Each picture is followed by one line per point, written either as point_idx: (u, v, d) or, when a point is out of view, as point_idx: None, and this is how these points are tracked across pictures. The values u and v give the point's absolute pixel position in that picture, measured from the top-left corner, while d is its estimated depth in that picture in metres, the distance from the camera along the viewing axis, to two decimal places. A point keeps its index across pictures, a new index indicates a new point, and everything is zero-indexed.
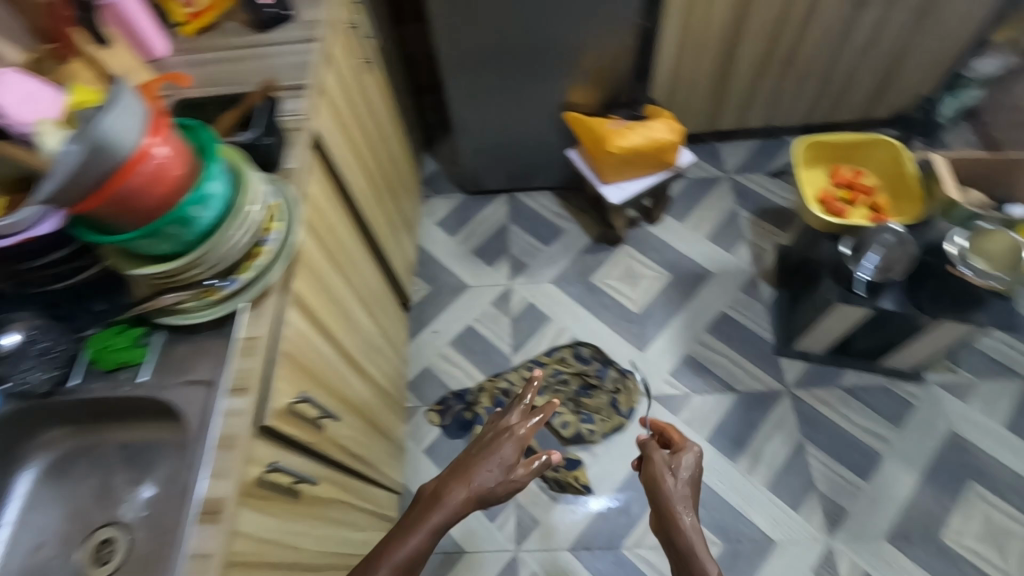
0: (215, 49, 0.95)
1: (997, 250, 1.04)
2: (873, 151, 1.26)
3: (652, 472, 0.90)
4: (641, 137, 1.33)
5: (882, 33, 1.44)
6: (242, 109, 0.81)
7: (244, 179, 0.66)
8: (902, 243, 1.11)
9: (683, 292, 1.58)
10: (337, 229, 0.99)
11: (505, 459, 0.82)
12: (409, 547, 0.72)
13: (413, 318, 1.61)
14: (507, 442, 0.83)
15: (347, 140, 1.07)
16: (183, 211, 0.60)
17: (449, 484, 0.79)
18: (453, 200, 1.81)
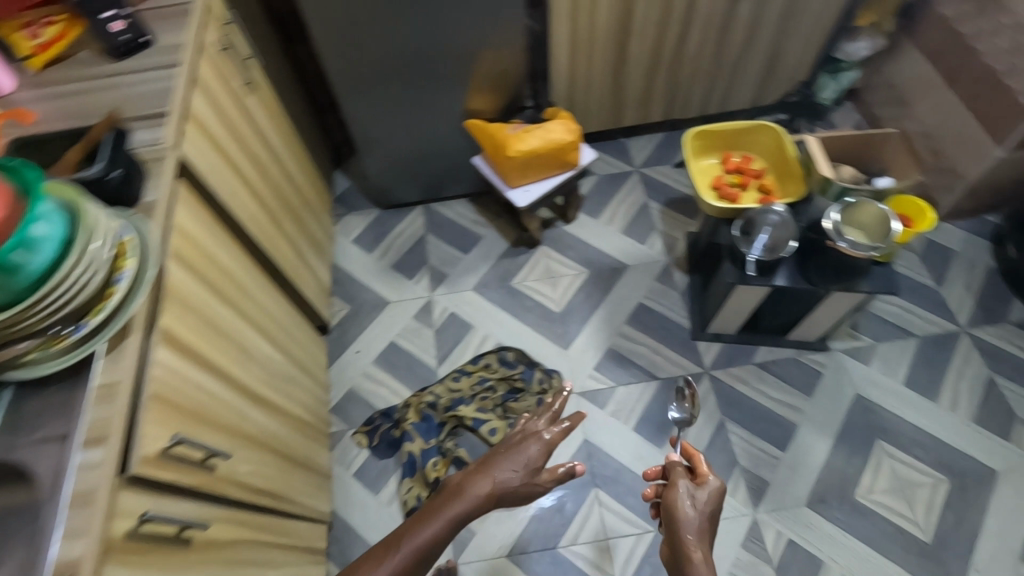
0: (67, 81, 0.90)
1: (869, 221, 1.10)
2: (756, 136, 1.33)
3: (671, 499, 0.92)
4: (539, 140, 1.35)
5: (760, 24, 1.52)
6: (91, 143, 0.77)
7: (81, 213, 0.63)
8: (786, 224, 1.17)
9: (601, 286, 1.61)
10: (222, 259, 0.95)
11: (529, 459, 0.98)
12: (432, 530, 0.86)
13: (334, 340, 1.57)
14: (531, 446, 0.99)
15: (229, 165, 1.03)
16: (6, 257, 0.55)
17: (475, 477, 0.94)
18: (368, 216, 1.78)
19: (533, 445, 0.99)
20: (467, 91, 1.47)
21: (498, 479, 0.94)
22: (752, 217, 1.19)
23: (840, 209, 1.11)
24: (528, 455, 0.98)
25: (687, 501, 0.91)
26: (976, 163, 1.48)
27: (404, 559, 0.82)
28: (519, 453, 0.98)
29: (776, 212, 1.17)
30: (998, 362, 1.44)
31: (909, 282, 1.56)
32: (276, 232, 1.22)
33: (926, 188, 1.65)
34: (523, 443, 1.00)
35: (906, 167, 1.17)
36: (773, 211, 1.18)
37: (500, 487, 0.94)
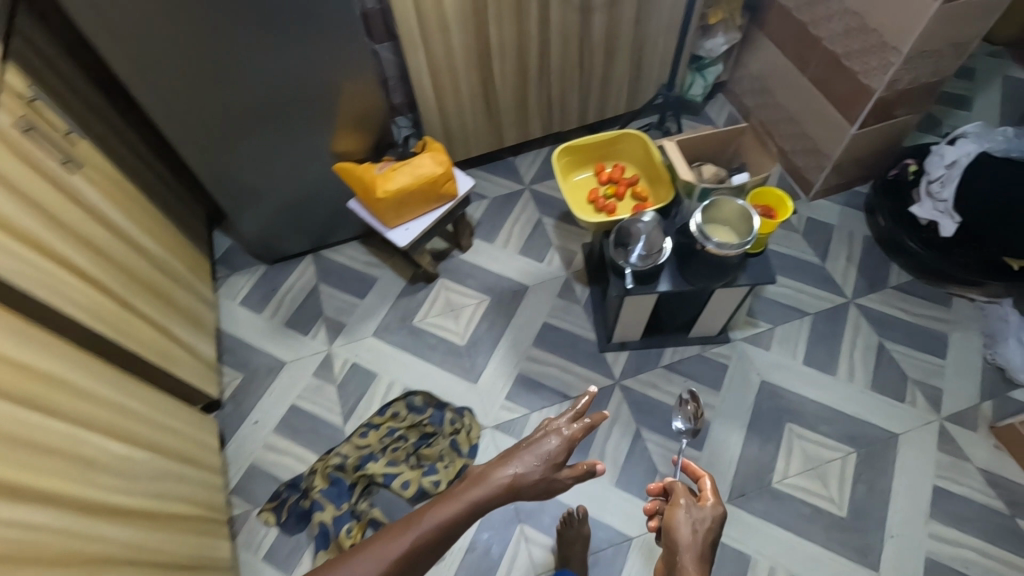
0: None
1: (733, 216, 1.12)
2: (624, 145, 1.34)
3: (669, 516, 0.81)
4: (406, 176, 1.30)
5: (616, 32, 1.54)
6: None
7: None
8: (658, 231, 1.17)
9: (505, 311, 1.58)
10: (46, 366, 0.85)
11: (551, 451, 0.88)
12: (446, 514, 0.79)
13: (229, 414, 1.46)
14: (553, 437, 0.89)
15: (49, 257, 0.93)
16: None
17: (496, 467, 0.86)
18: (254, 273, 1.68)
19: (555, 434, 0.89)
20: (331, 134, 1.42)
21: (516, 471, 0.85)
22: (625, 228, 1.19)
23: (701, 211, 1.11)
24: (550, 446, 0.88)
25: (686, 517, 0.80)
26: (836, 141, 1.54)
27: (420, 538, 0.76)
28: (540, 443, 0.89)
29: (646, 221, 1.17)
30: (885, 327, 1.50)
31: (796, 261, 1.61)
32: (129, 317, 1.12)
33: (799, 169, 1.71)
34: (545, 432, 0.90)
35: (762, 156, 1.20)
36: (643, 221, 1.18)
37: (519, 481, 0.85)
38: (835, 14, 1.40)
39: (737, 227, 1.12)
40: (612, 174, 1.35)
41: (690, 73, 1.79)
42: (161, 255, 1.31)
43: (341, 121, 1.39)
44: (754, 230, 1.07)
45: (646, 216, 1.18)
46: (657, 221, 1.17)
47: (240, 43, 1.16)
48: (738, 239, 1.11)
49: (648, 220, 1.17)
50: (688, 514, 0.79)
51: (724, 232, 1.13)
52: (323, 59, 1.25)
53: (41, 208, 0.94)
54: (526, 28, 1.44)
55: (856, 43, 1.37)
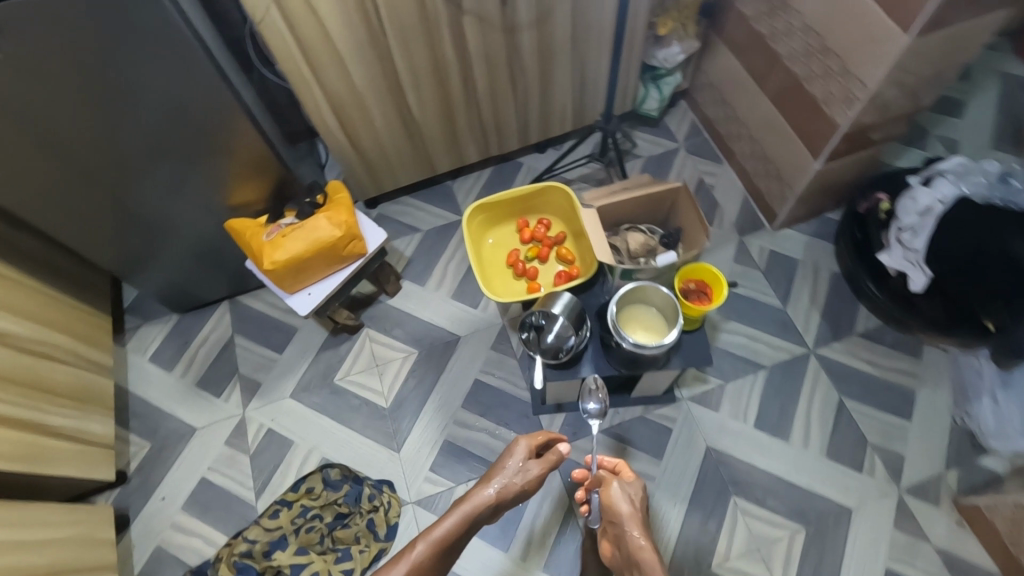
0: None
1: (662, 301, 0.99)
2: (551, 198, 1.17)
3: (607, 498, 1.02)
4: (301, 242, 1.15)
5: (551, 51, 1.34)
6: None
7: None
8: (572, 321, 1.02)
9: (433, 366, 1.45)
10: None
11: (521, 467, 1.02)
12: (445, 526, 0.91)
13: (135, 489, 1.36)
14: (520, 455, 1.04)
15: None
16: None
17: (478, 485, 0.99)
18: (165, 323, 1.54)
19: (520, 448, 1.04)
20: (221, 189, 1.24)
21: (499, 486, 0.98)
22: (537, 314, 1.04)
23: (623, 296, 0.99)
24: (517, 460, 1.03)
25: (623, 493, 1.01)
26: (800, 174, 1.36)
27: (425, 551, 0.87)
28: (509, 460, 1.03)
29: (561, 312, 1.02)
30: (847, 382, 1.36)
31: (755, 305, 1.45)
32: None
33: (763, 196, 1.52)
34: (512, 450, 1.05)
35: (693, 220, 1.04)
36: (558, 308, 1.02)
37: (504, 493, 0.98)
38: (797, 32, 1.20)
39: (666, 312, 1.00)
40: (535, 230, 1.19)
41: (644, 85, 1.58)
42: (37, 336, 1.17)
43: (230, 174, 1.22)
44: (680, 323, 0.95)
45: (563, 302, 1.02)
46: (574, 309, 1.02)
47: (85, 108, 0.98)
48: (664, 329, 1.00)
49: (563, 308, 1.02)
50: (623, 489, 1.01)
51: (647, 317, 1.01)
52: (194, 118, 1.08)
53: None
54: (440, 54, 1.24)
55: (819, 67, 1.17)
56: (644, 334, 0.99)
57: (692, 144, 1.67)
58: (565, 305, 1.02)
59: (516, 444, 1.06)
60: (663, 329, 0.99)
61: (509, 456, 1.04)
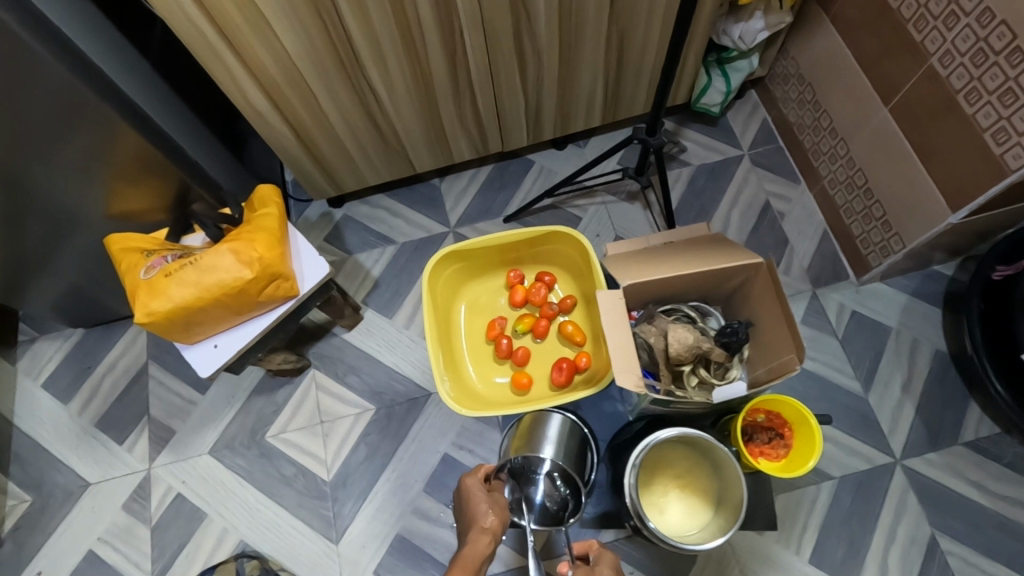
0: None
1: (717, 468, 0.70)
2: (556, 245, 0.81)
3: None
4: (190, 288, 0.81)
5: (579, 17, 0.93)
6: None
7: None
8: (572, 460, 0.77)
9: (392, 431, 1.11)
10: None
11: (492, 502, 0.69)
12: None
13: (7, 558, 1.08)
14: (484, 492, 0.71)
15: None
16: None
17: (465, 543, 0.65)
18: (66, 340, 1.23)
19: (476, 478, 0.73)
20: (98, 190, 0.90)
21: (489, 520, 0.67)
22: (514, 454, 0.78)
23: (658, 450, 0.73)
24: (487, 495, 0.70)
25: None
26: (917, 223, 0.95)
27: None
28: (475, 504, 0.69)
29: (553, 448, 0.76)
30: (946, 511, 1.00)
31: (826, 389, 1.08)
32: None
33: (852, 239, 1.12)
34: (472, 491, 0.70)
35: (773, 317, 0.67)
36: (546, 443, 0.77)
37: (499, 535, 0.66)
38: (964, 17, 0.78)
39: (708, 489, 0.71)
40: (533, 289, 0.83)
41: (705, 71, 1.17)
42: None
43: (106, 169, 0.87)
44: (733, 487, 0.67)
45: (551, 436, 0.78)
46: (568, 446, 0.77)
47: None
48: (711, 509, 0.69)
49: (555, 443, 0.77)
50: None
51: (706, 486, 0.73)
52: (22, 89, 0.72)
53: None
54: (412, 17, 0.85)
55: (990, 78, 0.76)
56: (682, 504, 0.72)
57: (760, 153, 1.25)
58: (557, 439, 0.77)
59: (465, 481, 0.73)
60: (724, 523, 0.68)
61: (472, 496, 0.71)
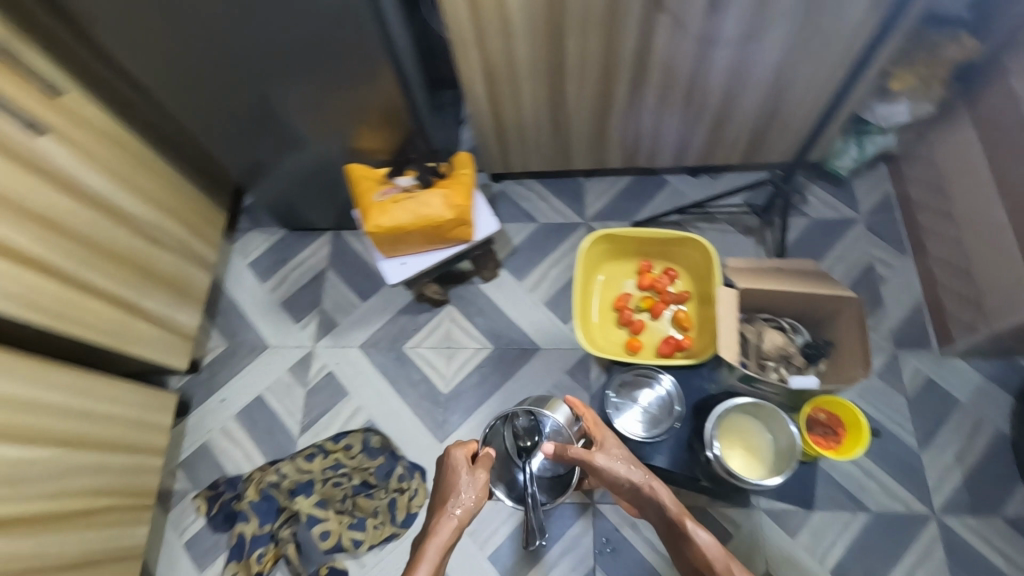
0: None
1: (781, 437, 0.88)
2: (686, 249, 1.02)
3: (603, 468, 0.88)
4: (407, 214, 1.08)
5: (746, 74, 1.14)
6: None
7: None
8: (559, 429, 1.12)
9: (503, 369, 1.37)
10: None
11: (472, 479, 0.96)
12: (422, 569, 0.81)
13: (201, 382, 1.43)
14: (467, 470, 0.98)
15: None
16: None
17: (438, 516, 0.91)
18: (273, 235, 1.58)
19: (460, 457, 1.00)
20: (353, 127, 1.21)
21: (459, 510, 0.91)
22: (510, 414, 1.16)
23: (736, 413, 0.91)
24: (467, 476, 0.96)
25: (614, 457, 0.87)
26: (1005, 310, 1.08)
27: None
28: (456, 482, 0.96)
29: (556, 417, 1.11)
30: (968, 568, 1.11)
31: (883, 435, 1.21)
32: (81, 299, 1.06)
33: (944, 313, 1.25)
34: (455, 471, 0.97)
35: (849, 330, 0.86)
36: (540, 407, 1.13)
37: (467, 516, 0.91)
38: None
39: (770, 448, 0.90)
40: (658, 279, 1.05)
41: (843, 138, 1.33)
42: (153, 219, 1.23)
43: (364, 113, 1.18)
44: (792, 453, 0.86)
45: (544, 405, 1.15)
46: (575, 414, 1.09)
47: (244, 5, 0.96)
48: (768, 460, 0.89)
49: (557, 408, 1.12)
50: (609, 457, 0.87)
51: (766, 449, 0.90)
52: (342, 47, 1.04)
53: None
54: (617, 48, 1.09)
55: None
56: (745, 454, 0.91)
57: (876, 221, 1.39)
58: (624, 391, 0.97)
59: (455, 457, 1.00)
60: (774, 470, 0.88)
61: (455, 475, 0.97)
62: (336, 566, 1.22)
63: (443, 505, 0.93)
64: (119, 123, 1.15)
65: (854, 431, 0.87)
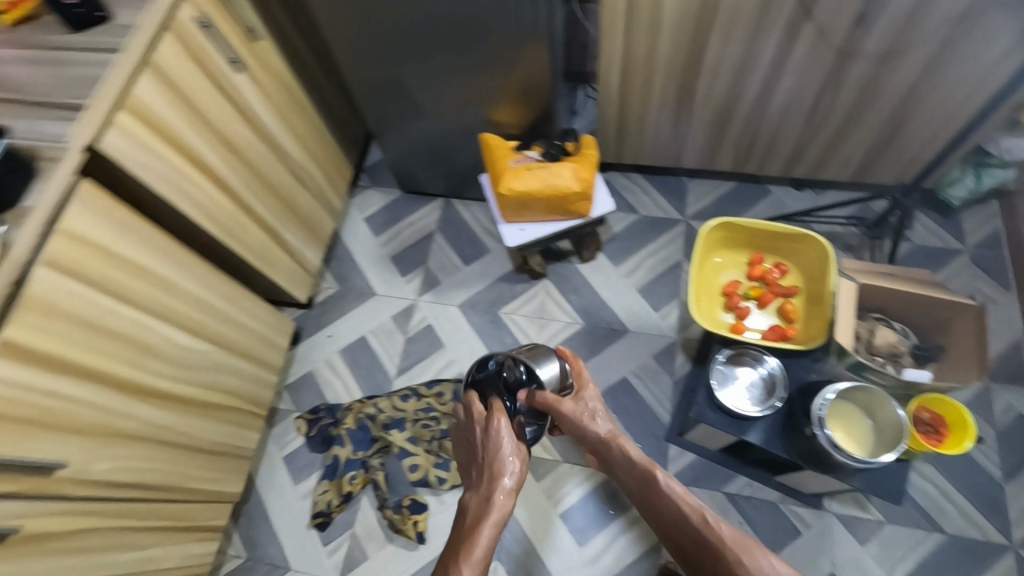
0: (46, 48, 0.90)
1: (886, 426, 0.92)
2: (802, 247, 1.07)
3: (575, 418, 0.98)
4: (537, 181, 1.18)
5: (878, 91, 1.18)
6: None
7: None
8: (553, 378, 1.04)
9: (591, 345, 1.44)
10: (151, 262, 0.97)
11: (514, 447, 0.90)
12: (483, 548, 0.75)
13: (312, 317, 1.57)
14: (508, 435, 0.91)
15: (192, 164, 1.04)
16: None
17: (485, 491, 0.85)
18: (389, 194, 1.71)
19: (501, 423, 0.92)
20: (492, 100, 1.32)
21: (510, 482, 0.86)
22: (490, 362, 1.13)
23: (846, 397, 0.96)
24: (509, 443, 0.90)
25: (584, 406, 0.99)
26: None
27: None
28: (501, 455, 0.89)
29: (544, 374, 1.03)
30: None
31: (967, 462, 1.22)
32: (243, 219, 1.20)
33: None
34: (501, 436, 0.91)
35: (965, 321, 0.90)
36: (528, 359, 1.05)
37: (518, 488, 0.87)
38: None
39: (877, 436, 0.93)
40: (768, 272, 1.11)
41: (961, 167, 1.35)
42: (301, 161, 1.37)
43: (505, 88, 1.28)
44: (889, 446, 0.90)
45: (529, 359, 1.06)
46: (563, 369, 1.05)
47: None
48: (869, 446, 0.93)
49: (546, 365, 1.04)
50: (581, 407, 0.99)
51: (865, 438, 0.95)
52: (502, 23, 1.14)
53: (171, 88, 0.96)
54: (756, 51, 1.15)
55: None
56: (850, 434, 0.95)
57: (983, 254, 1.39)
58: (728, 364, 1.03)
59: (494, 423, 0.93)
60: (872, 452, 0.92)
61: (498, 441, 0.90)
62: (418, 499, 1.32)
63: (492, 476, 0.87)
64: (289, 70, 1.28)
65: (958, 431, 0.90)
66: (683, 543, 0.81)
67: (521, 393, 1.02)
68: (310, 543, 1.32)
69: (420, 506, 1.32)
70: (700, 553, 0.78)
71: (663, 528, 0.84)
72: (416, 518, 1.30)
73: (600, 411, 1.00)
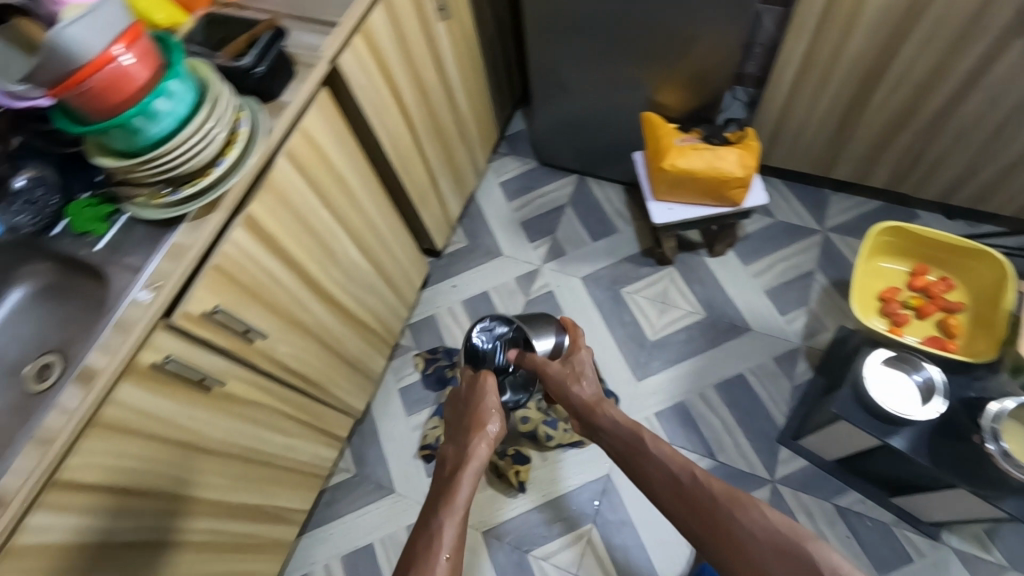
0: None
1: None
2: (972, 264, 1.15)
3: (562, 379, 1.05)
4: (702, 161, 1.20)
5: None
6: (247, 39, 0.84)
7: (208, 90, 0.75)
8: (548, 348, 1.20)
9: (711, 337, 1.45)
10: (349, 176, 1.06)
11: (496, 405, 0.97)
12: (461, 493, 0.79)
13: (440, 266, 1.65)
14: (494, 396, 0.99)
15: (394, 97, 1.13)
16: (146, 106, 0.68)
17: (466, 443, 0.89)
18: (526, 163, 1.78)
19: (487, 383, 1.01)
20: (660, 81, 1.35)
21: (490, 433, 0.91)
22: (474, 332, 1.24)
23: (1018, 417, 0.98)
24: (492, 399, 0.97)
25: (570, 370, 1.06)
26: None
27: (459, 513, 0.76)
28: (485, 409, 0.96)
29: (541, 346, 1.18)
30: None
31: None
32: (416, 159, 1.29)
33: None
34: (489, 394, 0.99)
35: None
36: (531, 329, 1.21)
37: (495, 440, 0.92)
38: None
39: None
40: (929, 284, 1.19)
41: None
42: (465, 115, 1.45)
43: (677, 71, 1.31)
44: None
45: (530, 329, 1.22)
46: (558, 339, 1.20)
47: None
48: None
49: (543, 338, 1.19)
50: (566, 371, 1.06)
51: None
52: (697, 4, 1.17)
53: (395, 23, 1.06)
54: (953, 63, 1.13)
55: None
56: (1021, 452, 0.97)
57: None
58: (886, 367, 1.06)
59: (481, 384, 1.02)
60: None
61: (484, 398, 0.98)
62: (521, 452, 1.36)
63: (474, 430, 0.92)
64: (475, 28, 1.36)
65: None
66: (679, 510, 0.76)
67: (512, 352, 1.19)
68: (415, 471, 1.40)
69: (522, 458, 1.35)
70: (696, 514, 0.74)
71: (654, 493, 0.81)
72: (517, 467, 1.33)
73: (585, 375, 1.06)
